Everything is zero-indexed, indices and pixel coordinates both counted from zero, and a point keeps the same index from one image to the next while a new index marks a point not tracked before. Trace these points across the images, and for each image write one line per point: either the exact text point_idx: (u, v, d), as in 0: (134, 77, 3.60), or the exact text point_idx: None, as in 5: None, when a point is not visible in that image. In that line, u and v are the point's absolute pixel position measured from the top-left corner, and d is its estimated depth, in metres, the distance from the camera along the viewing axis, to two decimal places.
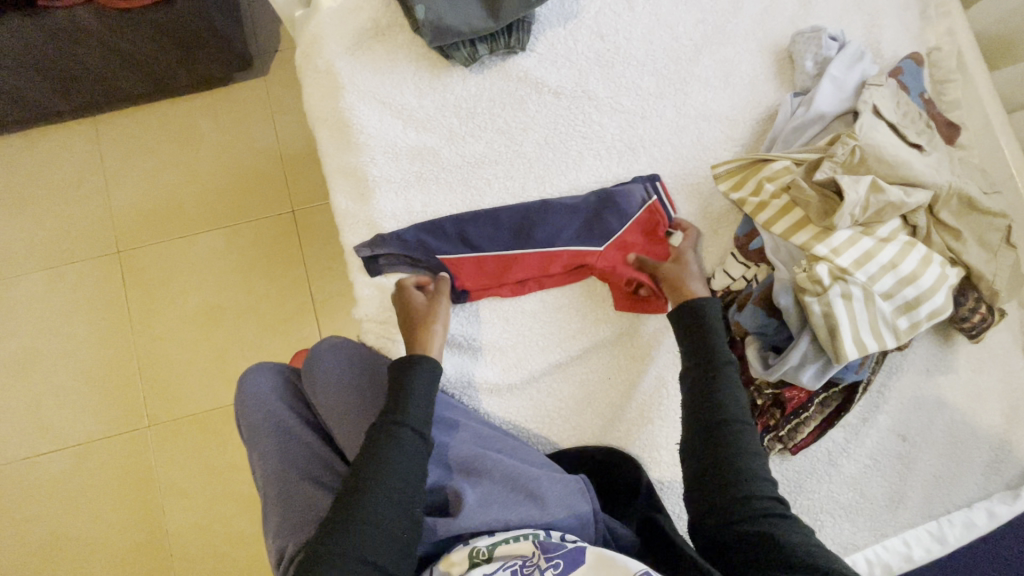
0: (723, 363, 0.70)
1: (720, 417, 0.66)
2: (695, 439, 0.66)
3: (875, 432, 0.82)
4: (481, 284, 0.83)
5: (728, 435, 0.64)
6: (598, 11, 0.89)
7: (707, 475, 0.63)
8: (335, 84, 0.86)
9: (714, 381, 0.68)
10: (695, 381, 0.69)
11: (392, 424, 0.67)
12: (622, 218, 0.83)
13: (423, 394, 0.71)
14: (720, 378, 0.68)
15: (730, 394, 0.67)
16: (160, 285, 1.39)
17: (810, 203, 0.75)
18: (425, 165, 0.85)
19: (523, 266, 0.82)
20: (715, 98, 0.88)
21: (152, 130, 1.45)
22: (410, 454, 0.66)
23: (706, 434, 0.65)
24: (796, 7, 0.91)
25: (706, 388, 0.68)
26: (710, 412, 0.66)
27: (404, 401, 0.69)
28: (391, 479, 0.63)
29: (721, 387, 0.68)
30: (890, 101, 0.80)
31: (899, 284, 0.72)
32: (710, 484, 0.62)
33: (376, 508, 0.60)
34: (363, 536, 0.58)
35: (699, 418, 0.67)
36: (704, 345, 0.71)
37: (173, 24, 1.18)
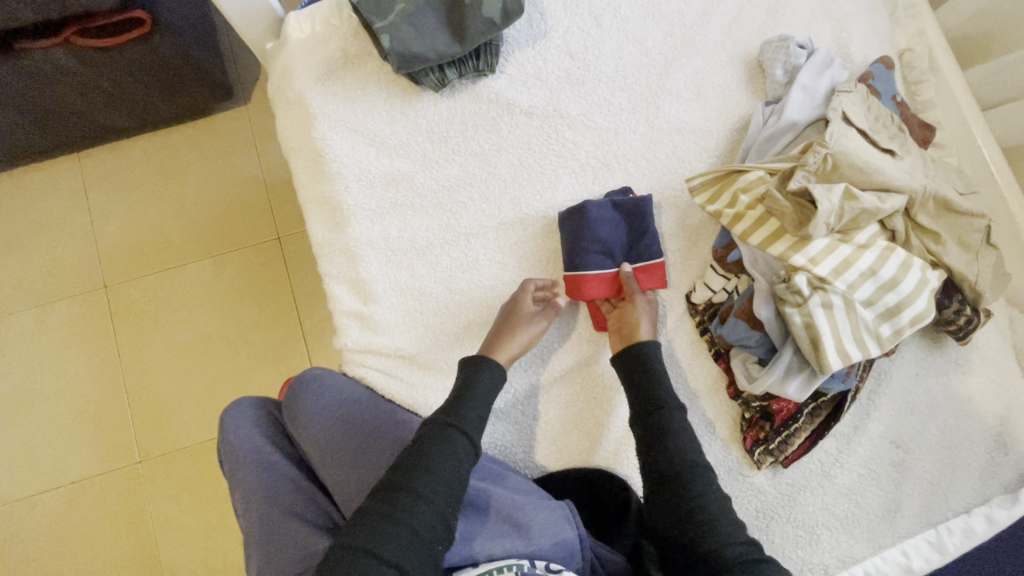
0: (673, 410, 0.71)
1: (675, 462, 0.67)
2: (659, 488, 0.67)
3: (867, 439, 0.81)
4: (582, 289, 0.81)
5: (691, 482, 0.66)
6: (566, 30, 0.89)
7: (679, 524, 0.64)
8: (307, 115, 0.86)
9: (671, 427, 0.70)
10: (648, 430, 0.71)
11: (447, 425, 0.68)
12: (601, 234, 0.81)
13: (482, 402, 0.72)
14: (670, 425, 0.70)
15: (684, 440, 0.69)
16: (149, 317, 1.39)
17: (785, 212, 0.73)
18: (400, 192, 0.85)
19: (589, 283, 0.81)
20: (687, 110, 0.88)
21: (137, 163, 1.45)
22: (459, 458, 0.67)
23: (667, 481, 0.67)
24: (764, 16, 0.91)
25: (661, 436, 0.70)
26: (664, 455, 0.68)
27: (460, 406, 0.71)
28: (434, 481, 0.63)
29: (674, 434, 0.70)
30: (861, 107, 0.78)
31: (880, 291, 0.71)
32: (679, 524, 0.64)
33: (414, 508, 0.61)
34: (397, 536, 0.59)
35: (657, 465, 0.68)
36: (647, 392, 0.73)
37: (149, 58, 1.19)
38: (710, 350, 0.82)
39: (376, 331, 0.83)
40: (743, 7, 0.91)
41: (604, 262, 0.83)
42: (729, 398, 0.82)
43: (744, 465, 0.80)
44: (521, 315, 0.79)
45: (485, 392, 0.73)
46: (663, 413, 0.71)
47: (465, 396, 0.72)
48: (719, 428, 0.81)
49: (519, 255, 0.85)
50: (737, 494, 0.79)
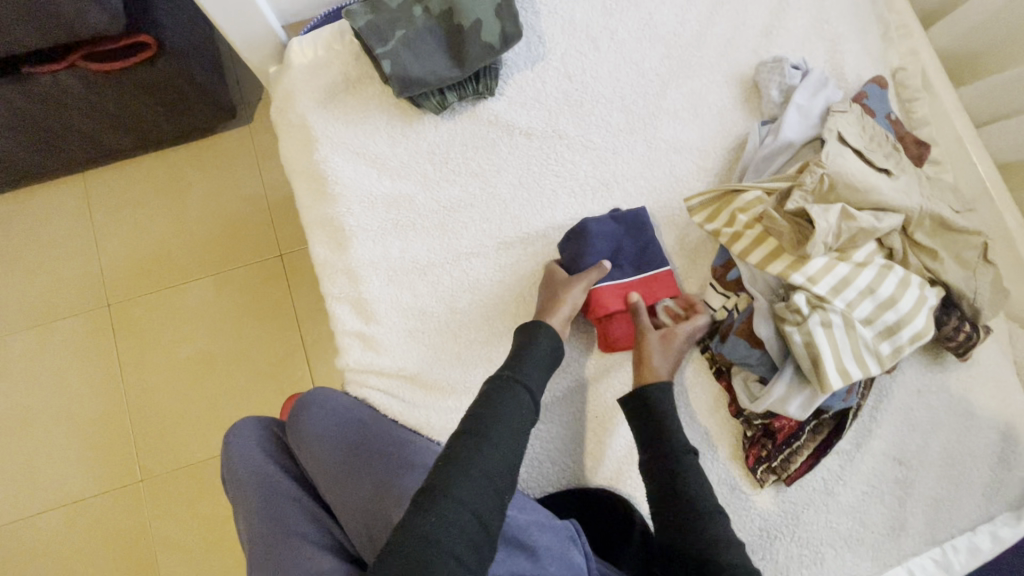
0: (685, 455, 0.72)
1: (690, 512, 0.68)
2: (675, 534, 0.68)
3: (869, 456, 0.81)
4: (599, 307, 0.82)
5: (708, 528, 0.66)
6: (564, 53, 0.90)
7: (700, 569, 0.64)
8: (309, 138, 0.87)
9: (684, 471, 0.70)
10: (661, 474, 0.71)
11: (511, 380, 0.70)
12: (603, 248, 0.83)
13: (539, 365, 0.73)
14: (684, 470, 0.71)
15: (698, 485, 0.70)
16: (151, 335, 1.40)
17: (783, 232, 0.73)
18: (402, 213, 0.86)
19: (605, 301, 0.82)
20: (685, 130, 0.89)
21: (139, 183, 1.47)
22: (523, 411, 0.68)
23: (685, 537, 0.67)
24: (759, 37, 0.92)
25: (675, 482, 0.70)
26: (681, 509, 0.68)
27: (522, 366, 0.72)
28: (505, 429, 0.65)
29: (688, 479, 0.70)
30: (856, 126, 0.79)
31: (879, 309, 0.71)
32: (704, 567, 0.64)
33: (486, 455, 0.62)
34: (476, 481, 0.60)
35: (672, 511, 0.69)
36: (658, 434, 0.73)
37: (155, 80, 1.20)
38: (711, 367, 0.83)
39: (378, 351, 0.84)
40: (738, 28, 0.92)
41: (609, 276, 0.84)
42: (730, 416, 0.82)
43: (747, 484, 0.80)
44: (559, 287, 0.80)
45: (538, 355, 0.74)
46: (678, 462, 0.71)
47: (520, 359, 0.73)
48: (721, 446, 0.81)
49: (520, 274, 0.86)
50: (741, 514, 0.79)
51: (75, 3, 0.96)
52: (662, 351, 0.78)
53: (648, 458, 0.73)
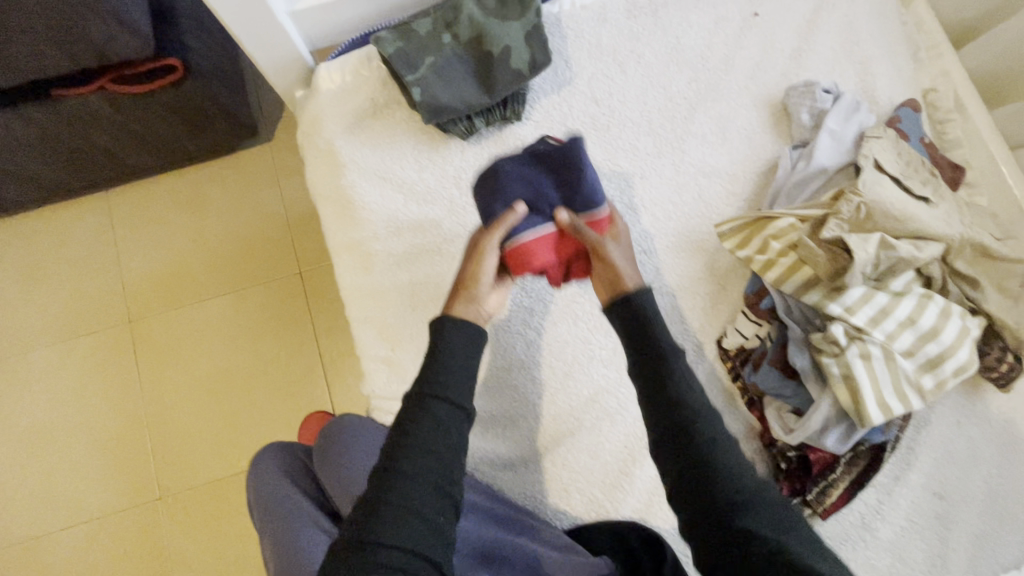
0: (672, 354, 0.63)
1: (680, 415, 0.58)
2: (665, 446, 0.58)
3: (907, 490, 0.79)
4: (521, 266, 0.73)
5: (699, 433, 0.57)
6: (591, 77, 0.89)
7: (692, 483, 0.55)
8: (335, 162, 0.87)
9: (672, 372, 0.61)
10: (648, 378, 0.62)
11: (426, 396, 0.62)
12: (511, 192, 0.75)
13: (460, 364, 0.64)
14: (671, 370, 0.61)
15: (687, 386, 0.60)
16: (171, 353, 1.40)
17: (819, 261, 0.71)
18: (427, 238, 0.86)
19: (528, 258, 0.73)
20: (713, 154, 0.88)
21: (162, 201, 1.48)
22: (450, 431, 0.61)
23: (678, 453, 0.57)
24: (787, 60, 0.91)
25: (661, 383, 0.61)
26: (671, 416, 0.59)
27: (435, 371, 0.63)
28: (425, 457, 0.59)
29: (677, 380, 0.61)
30: (891, 152, 0.78)
31: (920, 341, 0.69)
32: (696, 483, 0.55)
33: (410, 492, 0.57)
34: (402, 523, 0.55)
35: (662, 418, 0.59)
36: (643, 333, 0.65)
37: (179, 101, 1.22)
38: (743, 397, 0.81)
39: (402, 377, 0.83)
40: (766, 51, 0.91)
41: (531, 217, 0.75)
42: (762, 447, 0.80)
43: None
44: (472, 257, 0.72)
45: (453, 347, 0.65)
46: (666, 370, 0.61)
47: (439, 363, 0.63)
48: None
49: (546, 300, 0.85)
50: None
51: (107, 30, 0.98)
52: (624, 260, 0.70)
53: (636, 368, 0.64)
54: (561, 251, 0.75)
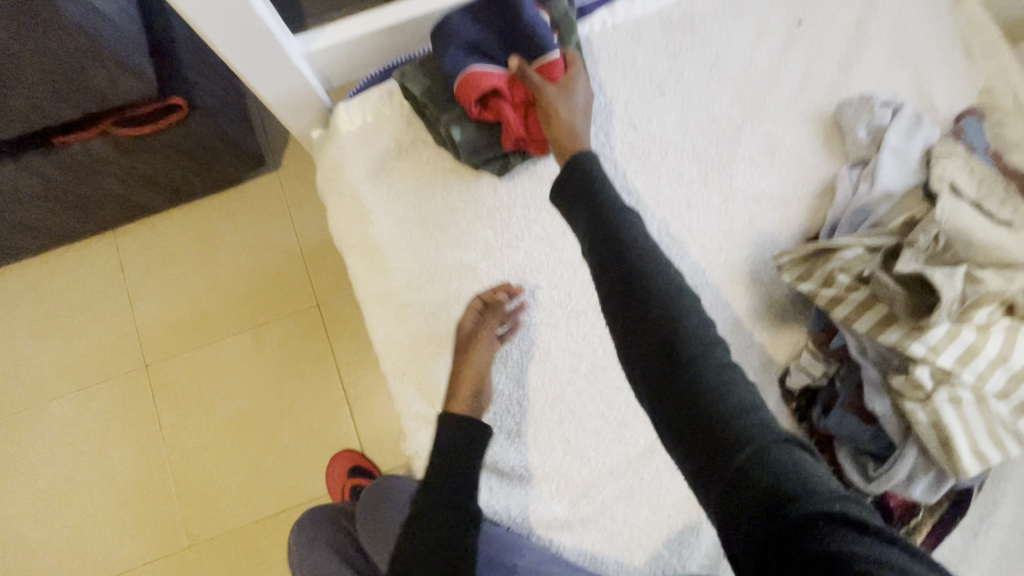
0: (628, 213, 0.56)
1: (637, 279, 0.53)
2: (621, 314, 0.53)
3: (994, 530, 0.74)
4: (472, 93, 0.72)
5: (656, 299, 0.52)
6: (627, 100, 0.83)
7: (650, 353, 0.51)
8: (361, 209, 0.81)
9: (628, 235, 0.55)
10: (600, 240, 0.55)
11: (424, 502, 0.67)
12: (469, 40, 0.74)
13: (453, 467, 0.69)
14: (627, 232, 0.55)
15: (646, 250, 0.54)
16: (191, 396, 1.36)
17: (896, 298, 0.65)
18: (463, 284, 0.80)
19: (478, 84, 0.72)
20: (762, 177, 0.82)
21: (171, 239, 1.43)
22: (451, 531, 0.65)
23: (645, 344, 0.51)
24: (836, 70, 0.85)
25: (616, 246, 0.54)
26: (627, 281, 0.53)
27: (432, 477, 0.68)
28: (425, 560, 0.64)
29: (634, 244, 0.54)
30: (964, 170, 0.72)
31: (1013, 381, 0.64)
32: (654, 353, 0.50)
33: None
34: None
35: (618, 284, 0.53)
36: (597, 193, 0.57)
37: (186, 140, 1.17)
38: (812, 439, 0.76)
39: None
40: (813, 62, 0.85)
41: (486, 62, 0.73)
42: None
43: None
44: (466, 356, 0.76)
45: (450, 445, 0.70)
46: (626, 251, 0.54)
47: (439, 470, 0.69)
48: None
49: (594, 344, 0.80)
50: None
51: (108, 75, 0.92)
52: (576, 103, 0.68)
53: (594, 254, 0.55)
54: (514, 93, 0.73)
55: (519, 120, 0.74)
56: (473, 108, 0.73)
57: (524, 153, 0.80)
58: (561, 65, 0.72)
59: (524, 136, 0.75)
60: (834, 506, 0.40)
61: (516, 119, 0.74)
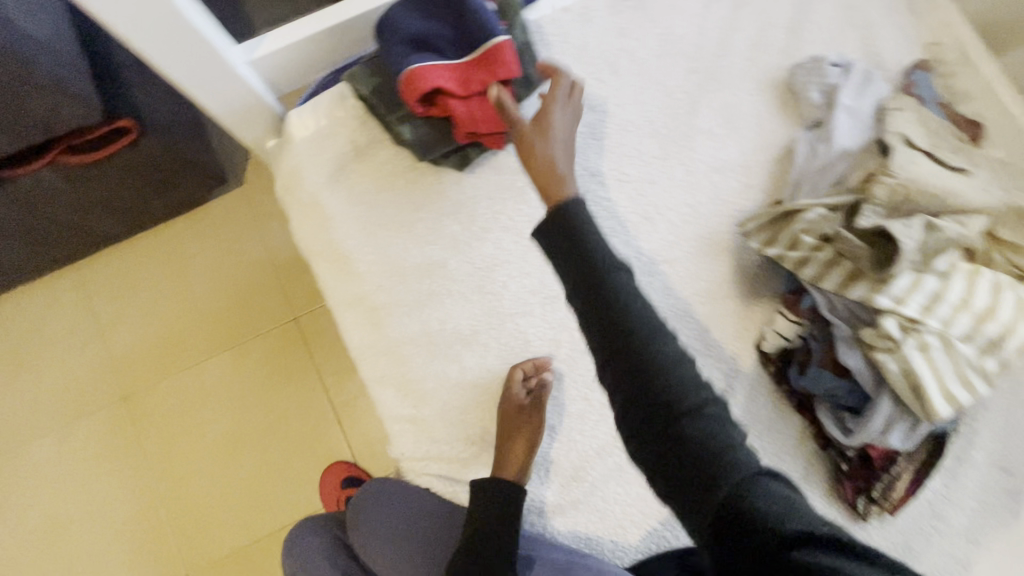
0: (614, 270, 0.53)
1: (629, 338, 0.51)
2: (614, 371, 0.51)
3: (974, 470, 0.76)
4: (419, 89, 0.69)
5: (650, 356, 0.50)
6: (582, 82, 0.83)
7: (645, 410, 0.49)
8: (323, 216, 0.80)
9: (616, 292, 0.52)
10: (588, 298, 0.53)
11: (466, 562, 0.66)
12: (408, 33, 0.71)
13: (496, 527, 0.69)
14: (615, 288, 0.53)
15: (634, 305, 0.52)
16: (175, 423, 1.33)
17: (861, 255, 0.66)
18: (435, 282, 0.80)
19: (425, 80, 0.69)
20: (723, 147, 0.83)
21: (138, 265, 1.40)
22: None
23: (634, 381, 0.50)
24: (785, 35, 0.85)
25: (606, 304, 0.52)
26: (619, 341, 0.51)
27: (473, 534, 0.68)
28: None
29: (622, 301, 0.52)
30: (915, 123, 0.73)
31: (977, 323, 0.65)
32: (650, 413, 0.49)
33: None
34: None
35: (609, 341, 0.51)
36: (581, 250, 0.54)
37: (142, 162, 1.14)
38: (791, 399, 0.77)
39: (433, 435, 0.78)
40: (762, 28, 0.85)
41: (430, 55, 0.71)
42: (817, 448, 0.77)
43: (847, 518, 0.76)
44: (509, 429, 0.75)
45: (488, 508, 0.70)
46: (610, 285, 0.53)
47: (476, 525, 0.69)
48: (812, 487, 0.77)
49: (571, 329, 0.80)
50: None
51: (48, 101, 0.89)
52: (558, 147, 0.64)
53: (584, 313, 0.53)
54: (464, 85, 0.72)
55: (470, 112, 0.72)
56: (418, 102, 0.73)
57: (481, 146, 0.80)
58: (511, 53, 0.71)
59: (477, 127, 0.73)
60: (820, 531, 0.43)
61: (467, 111, 0.72)
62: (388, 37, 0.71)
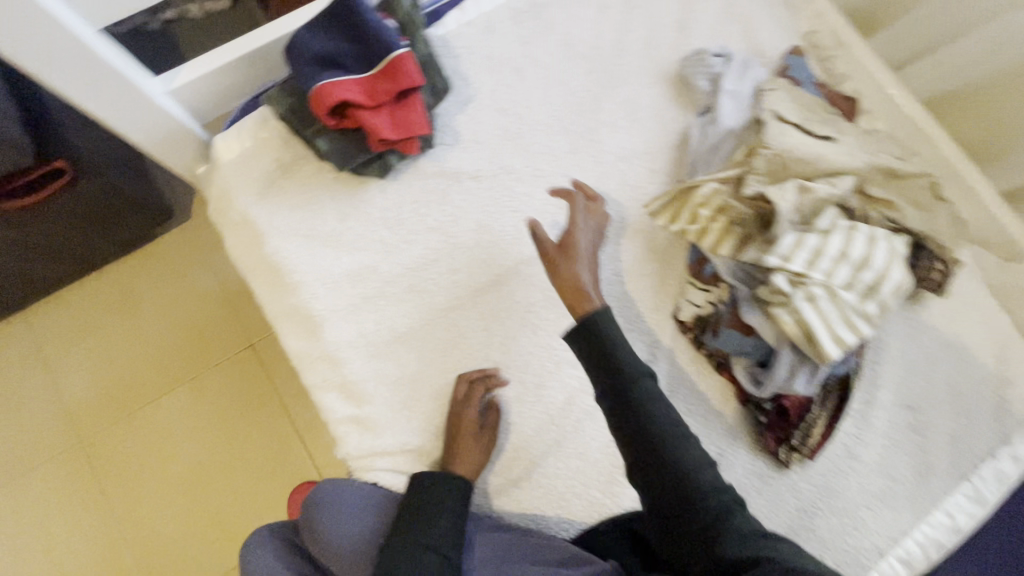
0: (639, 377, 0.63)
1: (651, 436, 0.60)
2: (639, 463, 0.61)
3: (881, 410, 0.83)
4: (326, 102, 0.75)
5: (670, 452, 0.60)
6: (492, 89, 0.89)
7: (666, 497, 0.59)
8: (255, 233, 0.84)
9: (640, 397, 0.62)
10: (616, 403, 0.62)
11: (417, 544, 0.68)
12: (313, 52, 0.75)
13: (448, 514, 0.72)
14: (639, 394, 0.62)
15: (657, 407, 0.61)
16: (134, 462, 1.32)
17: (746, 219, 0.75)
18: (368, 285, 0.83)
19: (332, 93, 0.75)
20: (627, 138, 0.89)
21: (86, 307, 1.39)
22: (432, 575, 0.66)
23: (649, 466, 0.60)
24: (674, 33, 0.94)
25: (632, 409, 0.61)
26: (643, 440, 0.60)
27: (423, 520, 0.71)
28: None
29: (646, 405, 0.61)
30: (788, 100, 0.81)
31: (856, 271, 0.72)
32: (672, 499, 0.59)
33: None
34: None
35: (635, 439, 0.61)
36: (609, 360, 0.64)
37: (81, 203, 1.15)
38: (711, 361, 0.83)
39: (378, 431, 0.80)
40: (653, 28, 0.93)
41: (337, 71, 0.76)
42: (740, 405, 0.83)
43: (773, 467, 0.81)
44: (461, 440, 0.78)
45: (439, 498, 0.73)
46: (635, 389, 0.62)
47: (425, 512, 0.71)
48: (738, 444, 0.82)
49: (502, 318, 0.84)
50: (776, 500, 0.80)
51: None
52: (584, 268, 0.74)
53: (613, 416, 0.63)
54: (372, 96, 0.77)
55: (380, 120, 0.77)
56: (329, 115, 0.78)
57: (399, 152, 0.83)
58: (411, 63, 0.77)
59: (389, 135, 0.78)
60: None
61: (377, 120, 0.78)
62: (294, 58, 0.76)
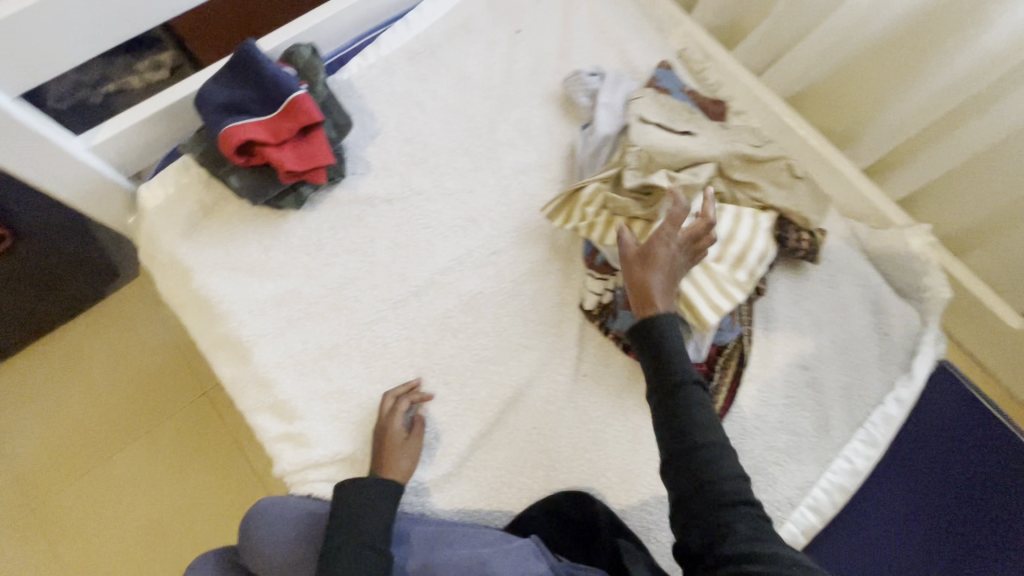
0: (689, 385, 0.64)
1: (690, 441, 0.61)
2: (671, 461, 0.62)
3: (777, 371, 0.90)
4: (233, 143, 0.83)
5: (705, 459, 0.60)
6: (396, 121, 0.99)
7: (690, 499, 0.59)
8: (183, 270, 0.90)
9: (687, 403, 0.63)
10: (664, 404, 0.64)
11: (355, 544, 0.71)
12: (221, 102, 0.84)
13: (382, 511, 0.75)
14: (689, 400, 0.63)
15: (701, 416, 0.62)
16: (89, 523, 1.30)
17: (629, 206, 0.84)
18: (293, 308, 0.89)
19: (237, 135, 0.83)
20: (523, 153, 0.99)
21: (35, 373, 1.40)
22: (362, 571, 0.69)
23: (683, 466, 0.61)
24: (557, 60, 1.05)
25: (677, 411, 0.62)
26: (681, 442, 0.61)
27: (353, 521, 0.73)
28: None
29: (692, 412, 0.62)
30: (653, 106, 0.92)
31: (724, 246, 0.81)
32: (696, 501, 0.59)
33: None
34: None
35: (672, 438, 0.62)
36: (666, 362, 0.65)
37: (24, 268, 1.19)
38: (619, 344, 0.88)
39: (309, 445, 0.84)
40: (538, 57, 1.05)
41: (242, 115, 0.85)
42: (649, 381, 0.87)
43: None
44: (389, 450, 0.80)
45: (371, 497, 0.75)
46: (682, 392, 0.63)
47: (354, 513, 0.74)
48: None
49: (422, 325, 0.90)
50: None
51: None
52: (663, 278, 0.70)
53: (659, 414, 0.64)
54: (276, 134, 0.86)
55: (285, 156, 0.86)
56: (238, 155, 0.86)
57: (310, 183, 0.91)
58: (310, 102, 0.86)
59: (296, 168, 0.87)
60: None
61: (283, 155, 0.86)
62: (205, 108, 0.84)
